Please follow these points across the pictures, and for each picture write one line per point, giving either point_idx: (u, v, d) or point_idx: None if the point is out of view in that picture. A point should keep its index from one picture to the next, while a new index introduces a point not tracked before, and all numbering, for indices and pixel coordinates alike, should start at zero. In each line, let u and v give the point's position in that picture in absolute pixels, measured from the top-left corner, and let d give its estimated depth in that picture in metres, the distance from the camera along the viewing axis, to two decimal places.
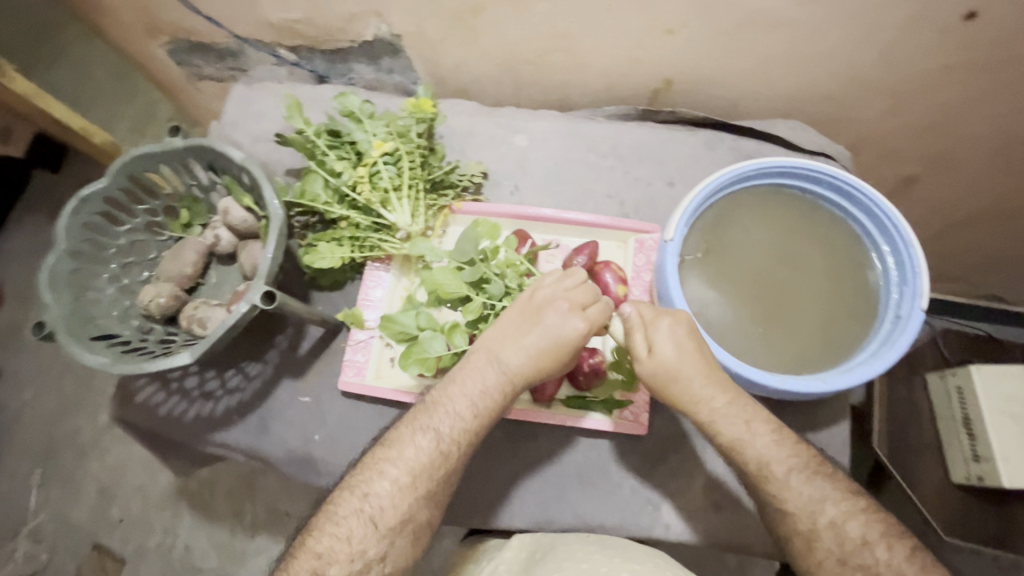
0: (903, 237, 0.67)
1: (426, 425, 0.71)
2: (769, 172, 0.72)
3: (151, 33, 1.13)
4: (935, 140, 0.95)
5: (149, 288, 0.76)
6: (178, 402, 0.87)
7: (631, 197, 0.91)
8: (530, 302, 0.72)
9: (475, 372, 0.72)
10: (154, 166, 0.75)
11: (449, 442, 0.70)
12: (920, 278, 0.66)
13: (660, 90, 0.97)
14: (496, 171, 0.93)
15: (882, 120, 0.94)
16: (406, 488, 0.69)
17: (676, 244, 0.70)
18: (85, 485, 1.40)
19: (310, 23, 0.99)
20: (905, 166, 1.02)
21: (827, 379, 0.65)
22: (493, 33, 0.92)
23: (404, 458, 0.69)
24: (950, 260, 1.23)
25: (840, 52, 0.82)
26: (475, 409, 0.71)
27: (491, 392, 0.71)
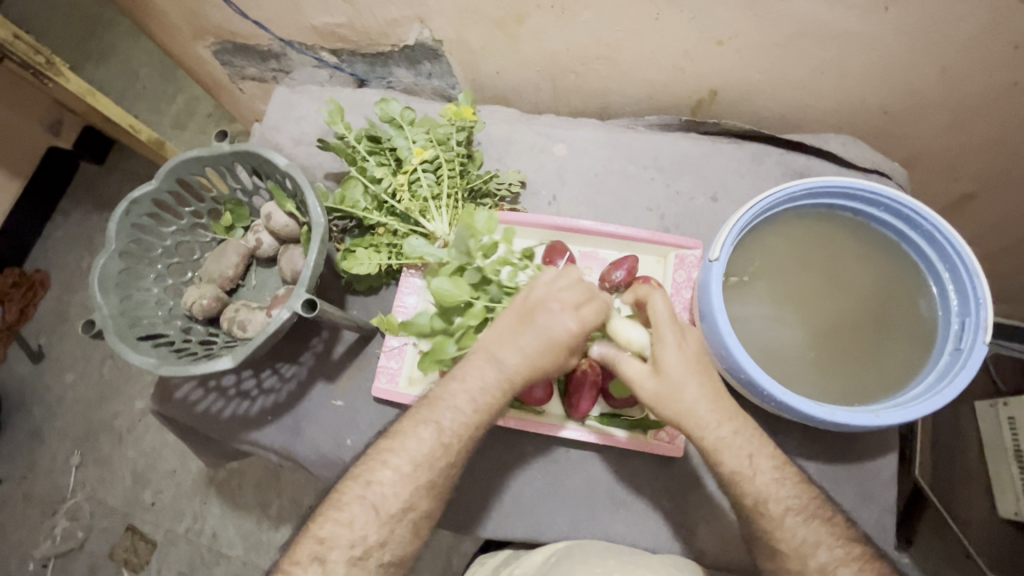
0: (969, 266, 0.63)
1: (427, 423, 0.67)
2: (821, 193, 0.70)
3: (198, 33, 1.15)
4: (997, 158, 0.90)
5: (193, 289, 0.78)
6: (215, 400, 0.89)
7: (671, 211, 0.89)
8: (524, 303, 0.68)
9: (475, 369, 0.67)
10: (201, 170, 0.77)
11: (451, 440, 0.67)
12: (984, 310, 0.62)
13: (704, 100, 0.94)
14: (534, 180, 0.92)
15: (941, 136, 0.89)
16: (406, 479, 0.66)
17: (722, 265, 0.68)
18: (120, 468, 1.44)
19: (353, 27, 0.99)
20: (963, 184, 0.97)
21: (881, 414, 0.62)
22: (534, 40, 0.91)
23: (408, 452, 0.67)
24: (1006, 282, 1.17)
25: (902, 65, 0.78)
26: (475, 406, 0.67)
27: (490, 389, 0.67)
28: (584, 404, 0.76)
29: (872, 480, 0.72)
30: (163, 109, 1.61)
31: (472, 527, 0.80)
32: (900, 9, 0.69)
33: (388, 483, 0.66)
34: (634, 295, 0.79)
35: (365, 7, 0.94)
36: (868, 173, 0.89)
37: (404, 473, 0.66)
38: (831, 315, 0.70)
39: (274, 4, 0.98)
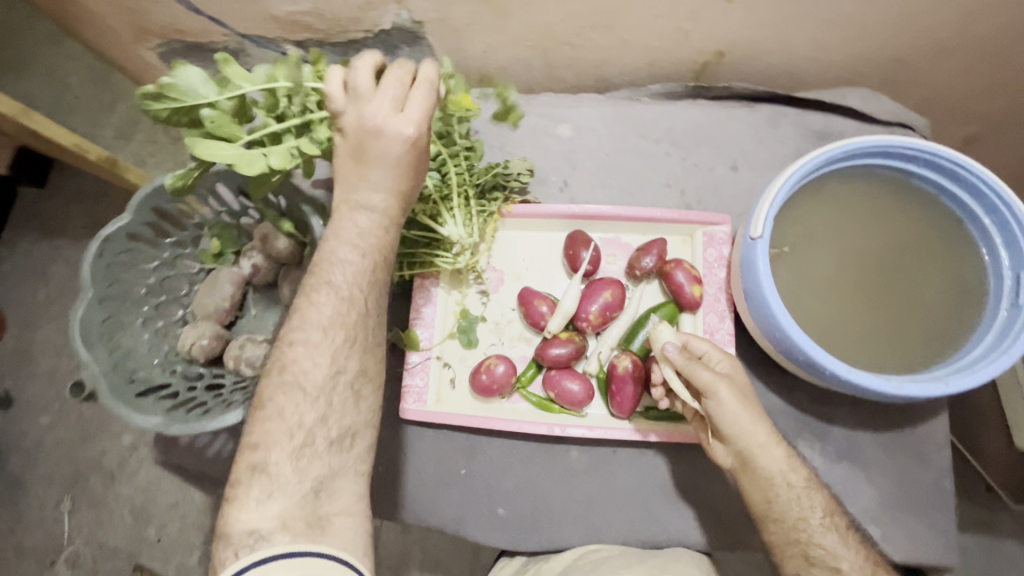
0: (1019, 217, 0.61)
1: (327, 284, 0.58)
2: (859, 154, 0.66)
3: (143, 34, 1.03)
4: (1007, 96, 0.88)
5: (189, 329, 0.70)
6: (226, 442, 0.82)
7: (691, 185, 0.83)
8: (349, 137, 0.56)
9: (345, 213, 0.58)
10: (180, 197, 0.68)
11: (358, 286, 0.58)
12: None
13: (709, 63, 0.89)
14: (542, 167, 0.86)
15: (951, 80, 0.87)
16: (323, 349, 0.57)
17: (766, 242, 0.64)
18: (117, 508, 1.36)
19: (322, 16, 0.90)
20: (970, 125, 0.96)
21: (949, 382, 0.60)
22: (525, 13, 0.84)
23: (319, 321, 0.57)
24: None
25: (918, 10, 0.74)
26: (362, 252, 0.58)
27: (365, 224, 0.58)
28: (627, 400, 0.72)
29: (926, 442, 0.71)
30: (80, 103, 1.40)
31: (523, 543, 0.74)
32: None
33: (316, 362, 0.57)
34: (666, 280, 0.75)
35: None
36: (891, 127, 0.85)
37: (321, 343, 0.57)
38: (875, 280, 0.68)
39: None
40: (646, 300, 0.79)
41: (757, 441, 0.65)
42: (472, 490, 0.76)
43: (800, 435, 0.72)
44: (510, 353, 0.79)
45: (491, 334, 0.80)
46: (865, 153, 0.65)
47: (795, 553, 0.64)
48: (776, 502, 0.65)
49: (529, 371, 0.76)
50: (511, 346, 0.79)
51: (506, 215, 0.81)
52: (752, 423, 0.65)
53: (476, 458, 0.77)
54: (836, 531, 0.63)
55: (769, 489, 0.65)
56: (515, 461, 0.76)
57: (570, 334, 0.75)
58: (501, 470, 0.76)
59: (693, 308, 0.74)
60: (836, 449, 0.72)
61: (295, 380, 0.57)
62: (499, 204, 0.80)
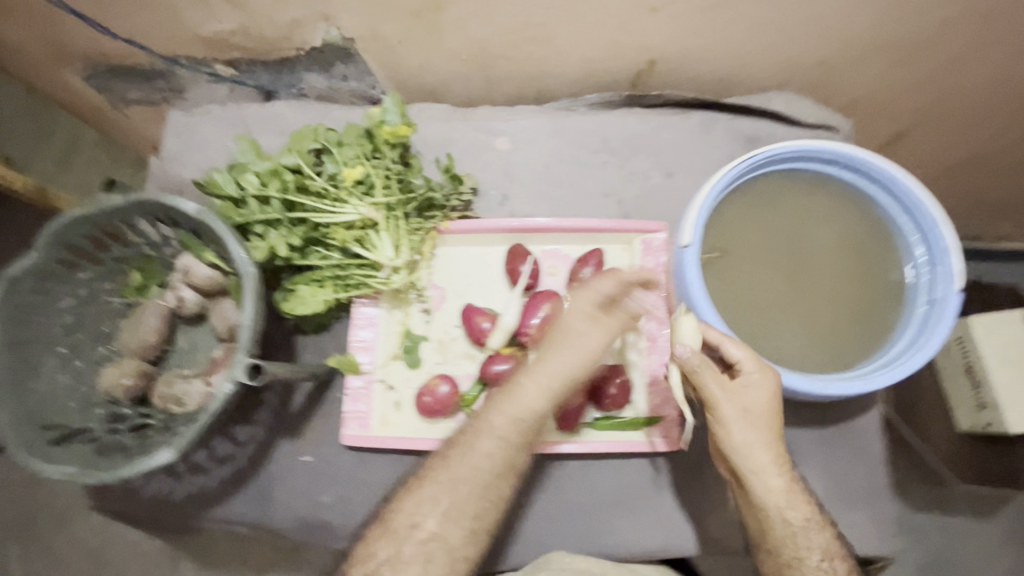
0: (930, 215, 0.63)
1: (453, 461, 0.66)
2: (779, 159, 0.67)
3: (64, 57, 0.98)
4: (927, 95, 0.91)
5: (112, 367, 0.67)
6: (162, 481, 0.78)
7: (629, 193, 0.84)
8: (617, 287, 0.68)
9: (497, 403, 0.66)
10: (93, 231, 0.64)
11: (487, 465, 0.65)
12: (951, 257, 0.62)
13: (643, 72, 0.90)
14: (482, 181, 0.85)
15: (873, 82, 0.89)
16: (451, 516, 0.65)
17: (695, 250, 0.65)
18: (70, 555, 1.27)
19: (249, 34, 0.87)
20: (896, 123, 0.99)
21: (872, 378, 0.61)
22: (459, 29, 0.83)
23: (439, 481, 0.66)
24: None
25: (833, 16, 0.76)
26: (501, 444, 0.65)
27: (529, 402, 0.65)
28: (574, 412, 0.74)
29: (864, 432, 0.73)
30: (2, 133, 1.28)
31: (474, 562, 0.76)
32: None
33: (414, 520, 0.65)
34: (605, 290, 0.76)
35: (259, 10, 0.82)
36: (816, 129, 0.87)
37: (429, 503, 0.66)
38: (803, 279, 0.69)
39: (149, 16, 0.84)
40: None
41: (746, 453, 0.62)
42: None
43: None
44: (455, 371, 0.78)
45: (435, 353, 0.79)
46: (787, 157, 0.67)
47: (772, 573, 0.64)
48: (772, 531, 0.64)
49: (473, 390, 0.75)
50: (456, 364, 0.78)
51: (444, 232, 0.80)
52: (751, 440, 0.62)
53: None
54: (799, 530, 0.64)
55: (766, 521, 0.64)
56: None
57: (513, 350, 0.75)
58: None
59: (632, 316, 0.75)
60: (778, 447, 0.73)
61: (395, 530, 0.66)
62: (436, 221, 0.80)
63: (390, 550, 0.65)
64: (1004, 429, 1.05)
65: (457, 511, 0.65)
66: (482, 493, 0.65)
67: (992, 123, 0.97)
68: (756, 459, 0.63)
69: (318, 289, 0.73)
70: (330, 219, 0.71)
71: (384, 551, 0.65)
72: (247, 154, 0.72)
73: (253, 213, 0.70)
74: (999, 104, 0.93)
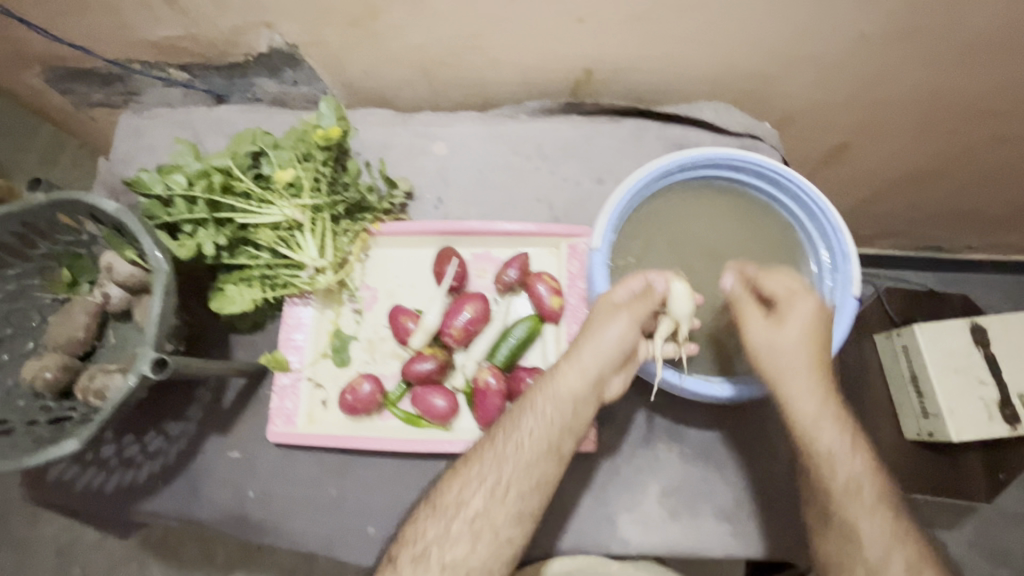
0: (832, 223, 0.66)
1: (497, 443, 0.66)
2: (690, 167, 0.70)
3: (24, 60, 1.01)
4: (863, 106, 0.92)
5: (35, 361, 0.68)
6: (95, 474, 0.80)
7: (560, 199, 0.87)
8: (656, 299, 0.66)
9: (549, 375, 0.66)
10: (18, 228, 0.66)
11: (526, 446, 0.65)
12: (851, 265, 0.64)
13: (581, 81, 0.91)
14: (418, 185, 0.88)
15: (808, 93, 0.90)
16: (496, 495, 0.64)
17: (603, 253, 0.67)
18: (41, 548, 1.29)
19: (197, 40, 0.88)
20: (836, 133, 1.00)
21: (766, 380, 0.66)
22: (398, 37, 0.84)
23: (481, 461, 0.66)
24: (893, 217, 1.25)
25: (758, 27, 0.77)
26: (543, 422, 0.64)
27: (571, 383, 0.65)
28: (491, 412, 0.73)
29: (776, 435, 0.75)
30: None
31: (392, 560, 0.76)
32: None
33: (462, 497, 0.65)
34: (529, 292, 0.78)
35: (200, 16, 0.84)
36: (742, 138, 0.89)
37: (477, 482, 0.65)
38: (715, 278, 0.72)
39: (97, 21, 0.86)
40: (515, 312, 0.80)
41: (788, 369, 0.63)
42: (344, 511, 0.77)
43: (657, 438, 0.76)
44: (381, 370, 0.80)
45: (364, 352, 0.81)
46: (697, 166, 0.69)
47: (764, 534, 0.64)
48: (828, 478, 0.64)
49: (397, 390, 0.77)
50: (383, 364, 0.80)
51: (376, 234, 0.82)
52: (788, 355, 0.63)
53: (350, 478, 0.77)
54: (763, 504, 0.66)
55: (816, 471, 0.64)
56: (385, 479, 0.77)
57: (434, 349, 0.76)
58: (373, 489, 0.77)
59: (554, 318, 0.77)
60: (692, 450, 0.75)
61: (441, 508, 0.66)
62: (367, 223, 0.82)
63: (436, 527, 0.65)
64: (946, 438, 1.08)
65: (498, 491, 0.64)
66: (526, 473, 0.64)
67: (930, 135, 0.98)
68: (801, 411, 0.63)
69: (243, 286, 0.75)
70: (256, 220, 0.73)
71: (432, 529, 0.65)
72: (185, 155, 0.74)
73: (180, 214, 0.72)
74: (938, 117, 0.93)
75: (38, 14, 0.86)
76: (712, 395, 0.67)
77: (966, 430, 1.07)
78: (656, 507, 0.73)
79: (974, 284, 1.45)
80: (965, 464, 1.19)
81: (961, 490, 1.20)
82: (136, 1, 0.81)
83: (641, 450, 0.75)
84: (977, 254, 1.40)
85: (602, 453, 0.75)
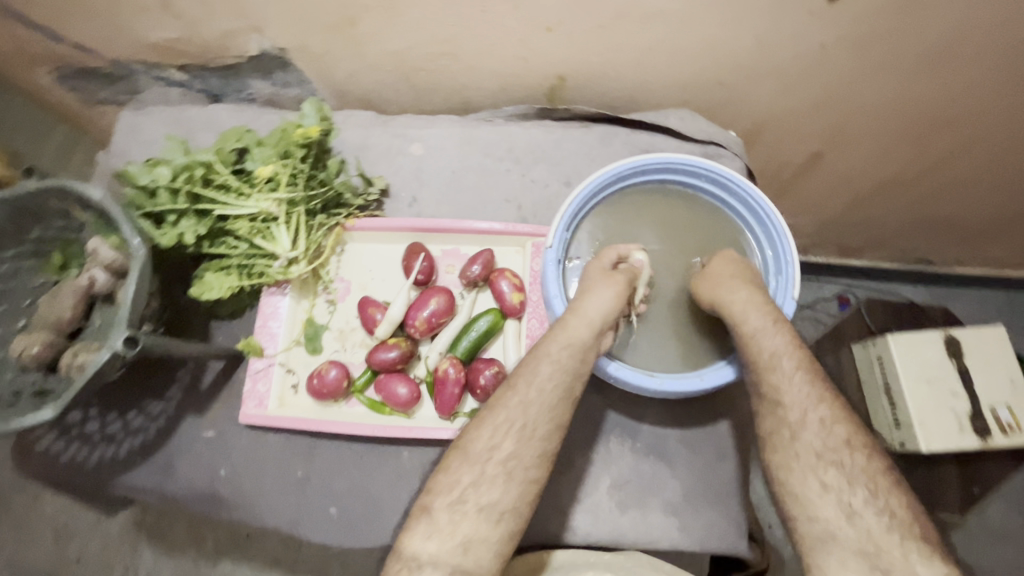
0: (778, 230, 0.72)
1: (520, 389, 0.67)
2: (643, 169, 0.76)
3: (36, 59, 1.07)
4: (833, 115, 0.90)
5: (23, 337, 0.73)
6: (79, 449, 0.84)
7: (528, 200, 0.91)
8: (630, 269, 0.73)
9: (559, 326, 0.68)
10: (13, 212, 0.72)
11: (548, 389, 0.66)
12: (791, 268, 0.72)
13: (555, 87, 0.92)
14: (394, 184, 0.92)
15: (774, 103, 0.89)
16: (523, 433, 0.66)
17: (556, 250, 0.73)
18: (41, 530, 1.28)
19: (193, 43, 0.93)
20: (809, 141, 0.97)
21: (705, 377, 0.71)
22: (376, 41, 0.87)
23: (506, 406, 0.67)
24: (880, 229, 1.23)
25: (717, 39, 0.78)
26: (558, 367, 0.67)
27: (580, 332, 0.67)
28: (449, 400, 0.76)
29: (727, 435, 0.77)
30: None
31: (349, 541, 0.79)
32: None
33: (492, 443, 0.66)
34: (491, 288, 0.81)
35: (195, 20, 0.88)
36: (705, 145, 0.92)
37: (506, 426, 0.66)
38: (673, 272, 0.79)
39: (101, 25, 0.92)
40: (480, 307, 0.84)
41: (738, 303, 0.69)
42: (308, 491, 0.80)
43: (612, 433, 0.78)
44: (350, 359, 0.84)
45: (335, 341, 0.85)
46: (659, 169, 0.76)
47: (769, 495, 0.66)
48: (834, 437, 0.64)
49: (362, 378, 0.81)
50: (352, 353, 0.84)
51: (350, 229, 0.86)
52: (735, 292, 0.69)
53: (315, 461, 0.81)
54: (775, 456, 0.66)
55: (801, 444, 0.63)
56: (348, 462, 0.81)
57: (399, 339, 0.80)
58: (336, 472, 0.81)
59: (515, 314, 0.80)
60: (644, 445, 0.77)
61: (472, 457, 0.66)
62: (342, 218, 0.86)
63: (467, 477, 0.65)
64: (917, 448, 1.08)
65: (523, 431, 0.66)
66: (549, 414, 0.66)
67: (906, 150, 0.96)
68: (781, 373, 0.66)
69: (221, 275, 0.79)
70: (233, 212, 0.78)
71: (464, 477, 0.65)
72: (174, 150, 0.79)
73: (163, 204, 0.77)
74: (902, 129, 0.91)
75: (46, 16, 0.92)
76: (683, 390, 0.70)
77: (936, 441, 1.07)
78: (606, 499, 0.76)
79: (967, 300, 1.40)
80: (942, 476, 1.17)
81: (943, 503, 1.18)
82: (136, 6, 0.87)
83: (594, 444, 0.77)
84: (974, 271, 1.36)
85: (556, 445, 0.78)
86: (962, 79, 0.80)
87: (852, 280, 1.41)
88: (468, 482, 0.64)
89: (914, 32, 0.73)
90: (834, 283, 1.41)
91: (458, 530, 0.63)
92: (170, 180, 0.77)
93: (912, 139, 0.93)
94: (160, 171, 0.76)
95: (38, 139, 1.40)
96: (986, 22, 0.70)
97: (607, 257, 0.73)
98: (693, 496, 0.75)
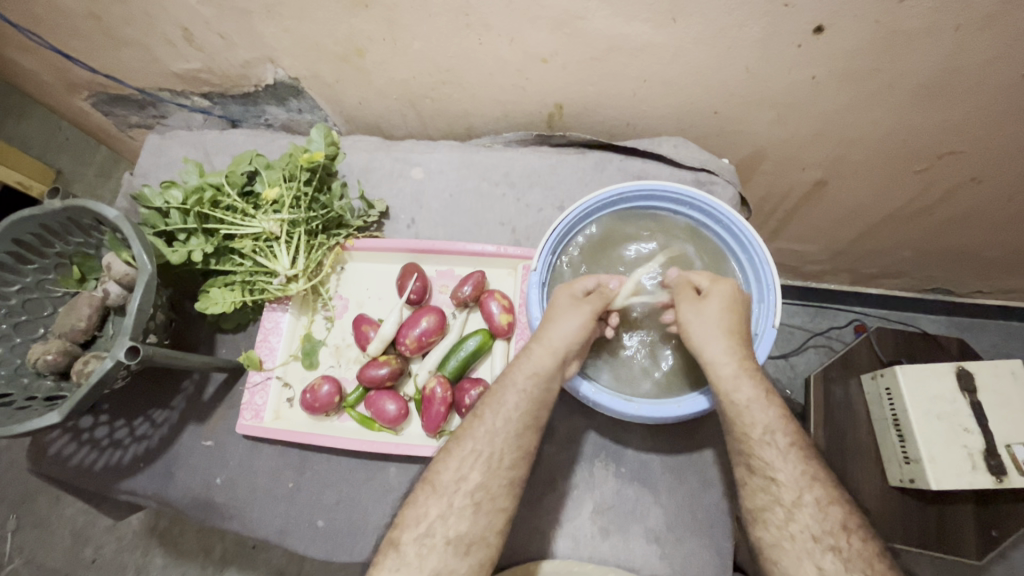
0: (761, 257, 0.75)
1: (492, 412, 0.69)
2: (628, 196, 0.81)
3: (74, 86, 1.15)
4: (829, 145, 0.89)
5: (40, 344, 0.77)
6: (88, 452, 0.89)
7: (522, 223, 0.95)
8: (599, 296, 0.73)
9: (524, 355, 0.71)
10: (37, 228, 0.78)
11: (532, 404, 0.69)
12: (773, 294, 0.74)
13: (554, 114, 0.93)
14: (395, 206, 0.96)
15: (770, 131, 0.88)
16: (511, 448, 0.68)
17: (540, 273, 0.76)
18: (59, 529, 1.33)
19: (212, 72, 0.99)
20: (809, 171, 0.96)
21: (682, 404, 0.71)
22: (381, 72, 0.89)
23: (487, 421, 0.69)
24: (894, 258, 1.20)
25: (709, 71, 0.77)
26: (541, 387, 0.69)
27: (550, 356, 0.69)
28: (433, 419, 0.77)
29: (711, 464, 0.77)
30: (40, 146, 1.47)
31: (335, 554, 0.81)
32: (687, 20, 0.69)
33: (473, 457, 0.68)
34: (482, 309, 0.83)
35: (215, 51, 0.93)
36: (698, 173, 0.92)
37: (480, 449, 0.68)
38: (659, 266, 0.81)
39: (131, 54, 0.98)
40: (471, 326, 0.86)
41: (719, 360, 0.68)
42: (297, 504, 0.83)
43: (597, 456, 0.79)
44: (344, 374, 0.87)
45: (331, 356, 0.88)
46: (643, 196, 0.81)
47: (764, 523, 0.65)
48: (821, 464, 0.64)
49: (354, 394, 0.83)
50: (346, 368, 0.87)
51: (350, 249, 0.91)
52: (718, 345, 0.68)
53: (305, 473, 0.84)
54: (775, 470, 0.65)
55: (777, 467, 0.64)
56: (339, 476, 0.83)
57: (390, 357, 0.82)
58: (324, 485, 0.83)
59: (504, 335, 0.82)
60: (628, 471, 0.78)
61: (454, 470, 0.68)
62: (342, 238, 0.90)
63: (451, 488, 0.67)
64: (928, 487, 1.00)
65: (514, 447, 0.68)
66: (526, 428, 0.69)
67: (914, 180, 0.94)
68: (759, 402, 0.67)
69: (226, 290, 0.83)
70: (238, 232, 0.82)
71: (452, 488, 0.67)
72: (189, 173, 0.83)
73: (175, 224, 0.81)
74: (904, 160, 0.90)
75: (83, 47, 0.99)
76: (669, 415, 0.71)
77: (947, 479, 1.00)
78: (588, 524, 0.76)
79: (993, 331, 1.36)
80: (961, 520, 1.09)
81: (958, 547, 1.08)
82: (161, 38, 0.93)
83: (576, 467, 0.79)
84: (993, 302, 1.31)
85: (539, 466, 0.79)
86: (958, 108, 0.78)
87: (866, 307, 1.39)
88: (441, 505, 0.66)
89: (904, 63, 0.72)
90: (848, 310, 1.40)
91: (433, 552, 0.64)
92: (184, 201, 0.82)
93: (916, 167, 0.91)
94: (173, 193, 0.81)
95: (83, 159, 1.50)
96: (976, 57, 0.69)
97: (580, 285, 0.74)
98: (677, 521, 0.76)
